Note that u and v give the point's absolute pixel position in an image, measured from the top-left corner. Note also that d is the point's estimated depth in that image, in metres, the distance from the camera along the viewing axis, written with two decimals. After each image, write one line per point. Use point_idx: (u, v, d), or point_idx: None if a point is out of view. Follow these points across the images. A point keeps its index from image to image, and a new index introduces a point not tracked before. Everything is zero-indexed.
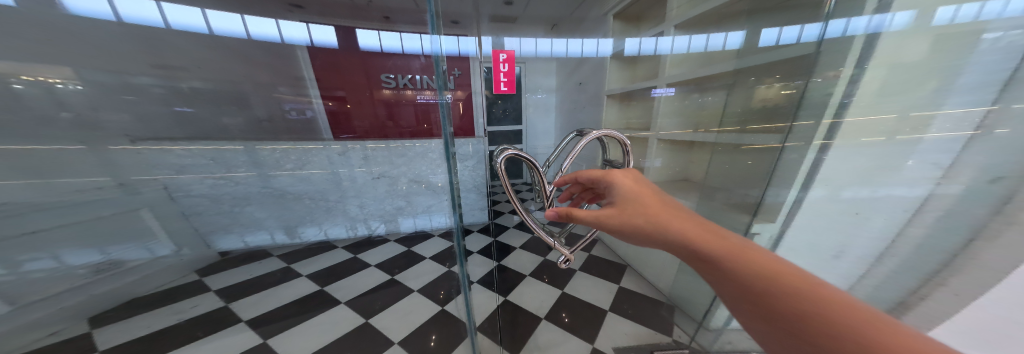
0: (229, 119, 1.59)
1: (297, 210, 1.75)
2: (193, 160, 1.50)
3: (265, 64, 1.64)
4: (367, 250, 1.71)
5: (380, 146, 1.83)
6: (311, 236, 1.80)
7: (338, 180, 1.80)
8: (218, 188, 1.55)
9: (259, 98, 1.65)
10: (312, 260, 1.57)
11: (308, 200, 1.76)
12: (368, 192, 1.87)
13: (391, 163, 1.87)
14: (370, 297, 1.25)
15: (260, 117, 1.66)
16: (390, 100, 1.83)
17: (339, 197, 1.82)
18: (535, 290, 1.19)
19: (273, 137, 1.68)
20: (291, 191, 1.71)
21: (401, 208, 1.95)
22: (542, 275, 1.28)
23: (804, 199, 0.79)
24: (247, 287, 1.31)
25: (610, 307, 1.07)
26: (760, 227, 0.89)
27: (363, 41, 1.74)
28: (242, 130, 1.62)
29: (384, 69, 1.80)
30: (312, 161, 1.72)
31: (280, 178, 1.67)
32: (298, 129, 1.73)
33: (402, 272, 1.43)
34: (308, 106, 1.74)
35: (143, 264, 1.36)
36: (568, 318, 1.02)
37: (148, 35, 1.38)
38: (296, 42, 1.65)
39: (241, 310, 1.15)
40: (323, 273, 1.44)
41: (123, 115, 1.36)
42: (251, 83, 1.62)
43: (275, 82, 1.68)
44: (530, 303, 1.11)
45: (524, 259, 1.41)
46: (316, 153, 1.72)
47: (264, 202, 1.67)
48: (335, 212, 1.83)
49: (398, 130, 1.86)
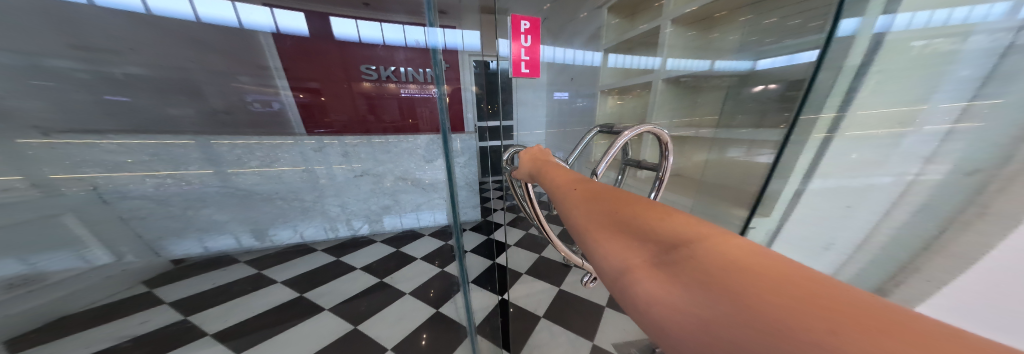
0: (176, 110, 1.35)
1: (267, 211, 1.58)
2: (126, 155, 1.24)
3: (224, 50, 1.41)
4: (352, 251, 1.62)
5: (361, 141, 1.74)
6: (282, 238, 1.65)
7: (309, 177, 1.66)
8: (163, 189, 1.32)
9: (216, 88, 1.42)
10: (287, 265, 1.46)
11: (280, 201, 1.60)
12: (349, 191, 1.77)
13: (376, 159, 1.78)
14: (358, 302, 1.18)
15: (216, 108, 1.43)
16: (371, 93, 1.72)
17: (320, 195, 1.70)
18: (532, 288, 1.18)
19: (232, 130, 1.46)
20: (258, 190, 1.53)
21: (387, 206, 1.87)
22: (536, 272, 1.27)
23: (800, 192, 0.79)
24: (209, 297, 1.19)
25: (607, 302, 1.08)
26: (756, 221, 0.92)
27: (338, 30, 1.60)
28: (193, 122, 1.38)
29: (363, 59, 1.67)
30: (281, 158, 1.55)
31: (245, 176, 1.48)
32: (265, 122, 1.53)
33: (390, 275, 1.36)
34: (273, 98, 1.55)
35: (73, 277, 1.16)
36: (558, 305, 1.08)
37: (60, 11, 1.11)
38: (257, 27, 1.45)
39: (205, 325, 1.05)
40: (299, 279, 1.35)
41: (32, 102, 1.10)
42: (201, 67, 1.38)
43: (233, 69, 1.45)
44: (529, 302, 1.10)
45: (518, 256, 1.40)
46: (287, 149, 1.57)
47: (224, 203, 1.46)
48: (312, 211, 1.71)
49: (380, 125, 1.76)
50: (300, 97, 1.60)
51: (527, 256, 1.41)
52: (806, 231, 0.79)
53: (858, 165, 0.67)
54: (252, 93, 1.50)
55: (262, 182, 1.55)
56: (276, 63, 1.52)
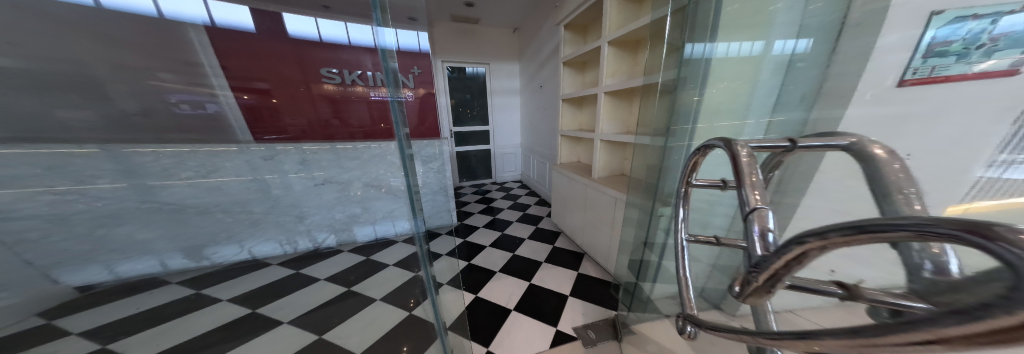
0: (69, 113, 1.24)
1: (203, 226, 1.46)
2: (15, 170, 1.14)
3: (142, 45, 1.31)
4: (313, 262, 1.54)
5: (323, 147, 1.63)
6: (231, 253, 1.55)
7: (265, 187, 1.55)
8: (61, 207, 1.21)
9: (123, 87, 1.31)
10: (235, 283, 1.36)
11: (220, 213, 1.49)
12: (308, 201, 1.66)
13: (340, 166, 1.68)
14: (323, 313, 1.14)
15: (127, 111, 1.32)
16: (336, 96, 1.65)
17: (275, 207, 1.59)
18: (505, 284, 1.25)
19: (169, 136, 1.39)
20: (193, 203, 1.42)
21: (355, 215, 1.78)
22: (509, 269, 1.35)
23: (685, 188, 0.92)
24: (144, 321, 1.11)
25: (571, 292, 1.18)
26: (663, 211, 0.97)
27: (292, 26, 1.51)
28: (91, 128, 1.27)
29: (326, 62, 1.60)
30: (223, 167, 1.44)
31: (188, 187, 1.40)
32: (196, 126, 1.44)
33: (358, 283, 1.32)
34: (204, 99, 1.44)
35: None
36: (530, 297, 1.16)
37: None
38: (182, 18, 1.33)
39: (127, 351, 0.97)
40: (252, 295, 1.27)
41: None
42: (106, 63, 1.27)
43: (152, 66, 1.34)
44: (501, 297, 1.16)
45: (492, 256, 1.48)
46: (228, 159, 1.45)
47: (150, 220, 1.37)
48: (263, 224, 1.59)
49: (347, 130, 1.70)
50: (245, 98, 1.49)
51: (501, 255, 1.49)
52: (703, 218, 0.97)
53: None
54: (181, 93, 1.39)
55: (195, 194, 1.42)
56: (211, 60, 1.40)
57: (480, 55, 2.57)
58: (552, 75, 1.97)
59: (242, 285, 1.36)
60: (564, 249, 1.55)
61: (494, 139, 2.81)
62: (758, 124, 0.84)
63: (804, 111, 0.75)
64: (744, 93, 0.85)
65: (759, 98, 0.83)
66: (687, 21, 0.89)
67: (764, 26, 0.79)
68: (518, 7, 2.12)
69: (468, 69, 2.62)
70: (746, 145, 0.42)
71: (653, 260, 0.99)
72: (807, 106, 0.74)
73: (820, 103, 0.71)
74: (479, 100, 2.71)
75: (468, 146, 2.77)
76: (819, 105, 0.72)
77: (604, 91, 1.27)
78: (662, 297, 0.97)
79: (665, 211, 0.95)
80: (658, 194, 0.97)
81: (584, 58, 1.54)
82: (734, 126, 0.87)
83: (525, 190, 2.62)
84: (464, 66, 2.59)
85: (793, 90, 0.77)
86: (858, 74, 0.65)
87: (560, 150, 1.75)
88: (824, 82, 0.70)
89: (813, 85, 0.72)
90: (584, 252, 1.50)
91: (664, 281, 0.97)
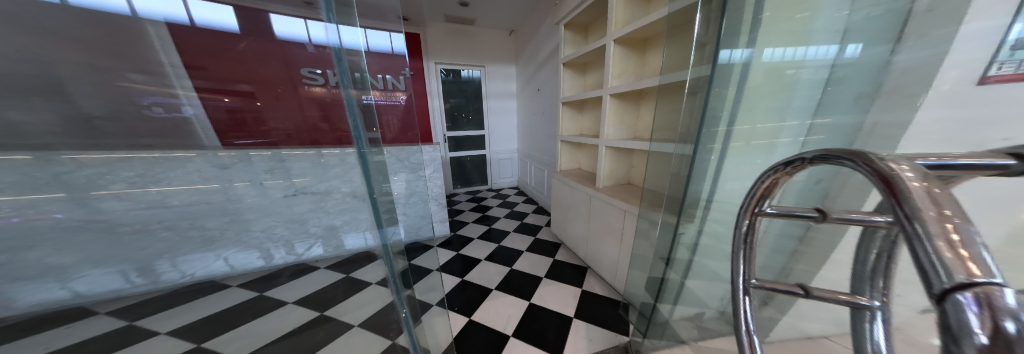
0: (23, 115, 1.11)
1: (134, 247, 1.24)
2: None
3: (109, 45, 1.23)
4: (282, 283, 1.34)
5: (306, 152, 1.43)
6: (184, 272, 1.33)
7: (212, 201, 1.30)
8: None
9: (87, 87, 1.19)
10: (182, 309, 1.16)
11: (163, 231, 1.27)
12: (281, 213, 1.45)
13: (321, 175, 1.48)
14: (287, 345, 0.99)
15: (91, 114, 1.20)
16: (324, 99, 1.55)
17: (233, 222, 1.36)
18: (502, 304, 1.16)
19: (132, 140, 1.26)
20: (126, 221, 1.20)
21: (336, 226, 1.58)
22: (506, 286, 1.27)
23: (711, 200, 0.86)
24: None
25: (577, 313, 1.11)
26: (684, 227, 0.90)
27: (279, 27, 1.45)
28: (47, 132, 1.13)
29: (304, 62, 1.50)
30: (170, 176, 1.22)
31: (133, 194, 1.19)
32: (167, 130, 1.31)
33: (335, 306, 1.18)
34: (182, 101, 1.34)
35: None
36: (530, 319, 1.08)
37: None
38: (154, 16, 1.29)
39: None
40: (200, 324, 1.07)
41: None
42: (73, 63, 1.18)
43: (120, 66, 1.25)
44: (498, 320, 1.08)
45: (489, 272, 1.40)
46: (179, 167, 1.22)
47: (68, 241, 1.14)
48: (218, 243, 1.36)
49: (334, 133, 1.56)
50: (227, 101, 1.41)
51: (498, 270, 1.41)
52: (715, 241, 0.88)
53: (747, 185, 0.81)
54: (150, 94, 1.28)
55: (130, 207, 1.20)
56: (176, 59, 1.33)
57: (475, 58, 2.52)
58: (549, 78, 1.94)
59: (191, 311, 1.16)
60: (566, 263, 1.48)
61: (490, 144, 2.74)
62: (798, 127, 0.74)
63: (858, 114, 0.64)
64: (774, 98, 0.76)
65: (800, 99, 0.73)
66: (721, 12, 0.81)
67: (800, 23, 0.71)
68: (515, 9, 2.09)
69: (463, 73, 2.56)
70: (912, 159, 0.25)
71: (675, 279, 0.94)
72: (862, 106, 0.63)
73: (879, 101, 0.61)
74: (475, 104, 2.66)
75: (463, 152, 2.70)
76: (877, 104, 0.61)
77: (611, 92, 1.22)
78: (678, 319, 0.96)
79: (689, 230, 0.90)
80: (683, 204, 0.90)
81: (586, 59, 1.49)
82: (769, 128, 0.77)
83: (523, 198, 2.54)
84: (460, 68, 2.54)
85: (837, 88, 0.67)
86: (930, 72, 0.55)
87: (560, 156, 1.68)
88: (884, 79, 0.60)
89: (869, 83, 0.62)
90: (588, 266, 1.44)
91: (684, 303, 0.95)
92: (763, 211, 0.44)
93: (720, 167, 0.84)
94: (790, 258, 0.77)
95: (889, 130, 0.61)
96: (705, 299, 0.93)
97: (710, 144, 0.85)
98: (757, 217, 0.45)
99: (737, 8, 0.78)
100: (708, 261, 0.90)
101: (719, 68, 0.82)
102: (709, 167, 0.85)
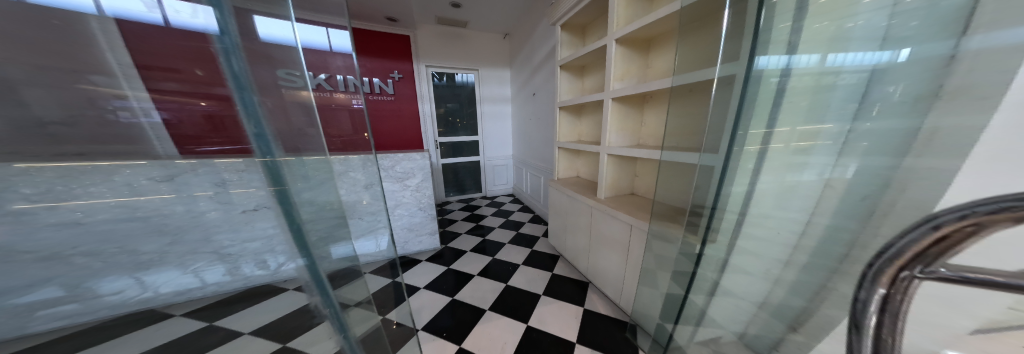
0: None
1: (50, 275, 1.06)
2: None
3: (44, 47, 1.09)
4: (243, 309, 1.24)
5: None
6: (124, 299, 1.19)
7: (144, 218, 1.15)
8: None
9: (41, 90, 1.07)
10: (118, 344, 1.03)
11: (78, 258, 1.09)
12: (250, 227, 1.34)
13: None
14: None
15: (46, 119, 1.08)
16: None
17: (175, 243, 1.22)
18: (495, 328, 1.08)
19: (79, 147, 1.11)
20: (23, 249, 1.01)
21: None
22: (502, 306, 1.19)
23: (743, 217, 0.77)
24: None
25: (579, 337, 1.03)
26: (711, 247, 0.84)
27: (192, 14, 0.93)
28: None
29: None
30: (103, 192, 1.08)
31: (41, 214, 1.02)
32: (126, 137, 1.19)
33: (303, 335, 1.07)
34: (133, 103, 1.23)
35: None
36: (525, 345, 1.00)
37: None
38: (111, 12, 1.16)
39: None
40: None
41: None
42: (22, 63, 1.05)
43: (77, 66, 1.13)
44: (493, 346, 1.00)
45: (481, 289, 1.32)
46: (99, 182, 1.06)
47: None
48: (148, 270, 1.20)
49: None
50: (203, 105, 1.30)
51: (492, 287, 1.33)
52: (747, 260, 0.77)
53: (781, 197, 0.70)
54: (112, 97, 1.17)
55: (44, 228, 1.02)
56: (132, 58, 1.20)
57: (469, 61, 2.48)
58: (546, 83, 1.88)
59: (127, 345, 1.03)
60: (565, 278, 1.42)
61: (483, 150, 2.68)
62: (835, 133, 0.61)
63: (912, 119, 0.50)
64: (810, 103, 0.64)
65: (838, 104, 0.60)
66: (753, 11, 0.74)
67: (846, 16, 0.58)
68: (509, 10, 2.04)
69: (457, 77, 2.52)
70: None
71: (700, 301, 0.89)
72: (920, 109, 0.50)
73: (941, 102, 0.47)
74: (468, 109, 2.60)
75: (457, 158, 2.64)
76: (937, 109, 0.47)
77: (612, 96, 1.17)
78: (697, 342, 0.91)
79: (714, 252, 0.84)
80: (712, 222, 0.84)
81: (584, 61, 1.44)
82: (803, 132, 0.66)
83: (517, 206, 2.48)
84: (454, 72, 2.50)
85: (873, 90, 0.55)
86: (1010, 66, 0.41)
87: (559, 163, 1.64)
88: (946, 78, 0.47)
89: (928, 82, 0.48)
90: (588, 281, 1.39)
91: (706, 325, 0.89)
92: (948, 273, 0.33)
93: (755, 176, 0.74)
94: (814, 295, 0.64)
95: (950, 144, 0.46)
96: (725, 322, 0.85)
97: (738, 157, 0.77)
98: (913, 282, 0.36)
99: (774, 13, 0.70)
100: (732, 280, 0.81)
101: (751, 77, 0.74)
102: (736, 184, 0.78)
